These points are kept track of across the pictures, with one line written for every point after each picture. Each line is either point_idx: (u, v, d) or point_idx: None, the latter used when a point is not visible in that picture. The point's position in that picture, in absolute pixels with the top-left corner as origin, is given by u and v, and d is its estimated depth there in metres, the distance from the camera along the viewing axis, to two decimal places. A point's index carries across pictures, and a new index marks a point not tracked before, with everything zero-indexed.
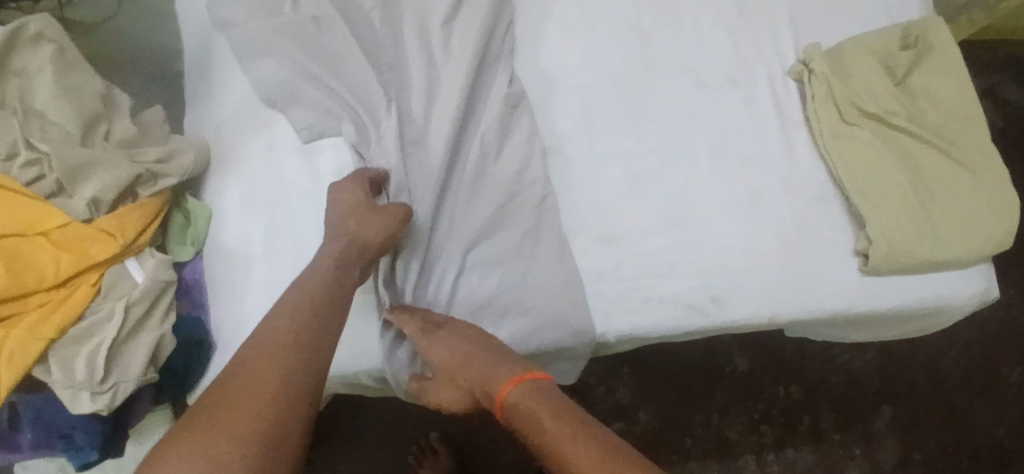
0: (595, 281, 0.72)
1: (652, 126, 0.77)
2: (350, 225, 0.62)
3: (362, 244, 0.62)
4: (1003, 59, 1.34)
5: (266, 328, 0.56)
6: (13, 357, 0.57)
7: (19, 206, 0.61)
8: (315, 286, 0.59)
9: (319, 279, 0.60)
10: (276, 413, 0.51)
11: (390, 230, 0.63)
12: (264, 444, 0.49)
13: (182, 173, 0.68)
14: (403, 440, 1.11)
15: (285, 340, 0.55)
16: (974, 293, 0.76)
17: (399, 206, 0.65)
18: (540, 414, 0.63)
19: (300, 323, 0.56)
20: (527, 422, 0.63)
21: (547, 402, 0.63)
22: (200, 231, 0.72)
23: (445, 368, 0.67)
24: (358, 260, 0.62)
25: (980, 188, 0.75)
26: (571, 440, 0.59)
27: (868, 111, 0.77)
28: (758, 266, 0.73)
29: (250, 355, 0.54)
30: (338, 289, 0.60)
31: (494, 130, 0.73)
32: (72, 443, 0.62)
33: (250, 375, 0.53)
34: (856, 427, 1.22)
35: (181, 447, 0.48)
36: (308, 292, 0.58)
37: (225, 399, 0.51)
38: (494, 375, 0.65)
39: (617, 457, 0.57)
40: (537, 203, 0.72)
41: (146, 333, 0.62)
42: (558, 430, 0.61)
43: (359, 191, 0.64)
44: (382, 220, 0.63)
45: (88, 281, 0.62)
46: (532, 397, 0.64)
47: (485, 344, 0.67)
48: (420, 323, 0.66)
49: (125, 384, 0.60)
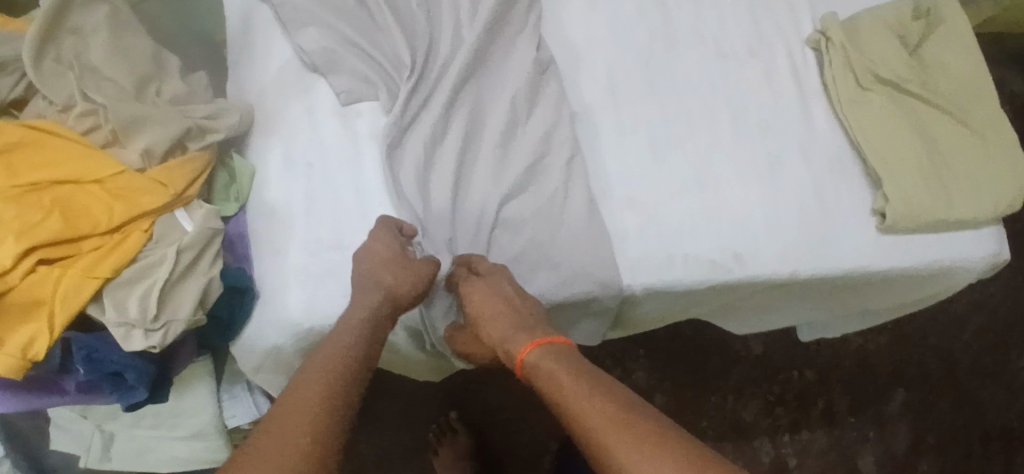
0: (622, 239, 0.73)
1: (673, 92, 0.79)
2: (382, 273, 0.65)
3: (395, 295, 0.64)
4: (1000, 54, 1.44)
5: (298, 381, 0.56)
6: (69, 296, 0.60)
7: (77, 153, 0.64)
8: (344, 341, 0.60)
9: (349, 334, 0.61)
10: (314, 463, 0.50)
11: (419, 290, 0.66)
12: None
13: (227, 131, 0.70)
14: (422, 419, 1.23)
15: (319, 390, 0.55)
16: (985, 256, 0.79)
17: (430, 262, 0.67)
18: (559, 375, 0.62)
19: (332, 374, 0.57)
20: (545, 380, 0.63)
21: (567, 364, 0.63)
22: (243, 187, 0.73)
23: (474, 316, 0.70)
24: (388, 316, 0.64)
25: (992, 152, 0.77)
26: (586, 401, 0.58)
27: (883, 78, 0.79)
28: (779, 225, 0.75)
29: (285, 404, 0.54)
30: (365, 349, 0.61)
31: (524, 93, 0.74)
32: (121, 382, 0.64)
33: (286, 422, 0.52)
34: (870, 409, 1.33)
35: None
36: (338, 348, 0.60)
37: (262, 448, 0.50)
38: (515, 337, 0.67)
39: (633, 418, 0.56)
40: (566, 162, 0.74)
41: (195, 277, 0.64)
42: (574, 388, 0.60)
43: (389, 242, 0.66)
44: (414, 276, 0.66)
45: (140, 228, 0.65)
46: (552, 357, 0.64)
47: (518, 306, 0.68)
48: (463, 269, 0.70)
49: (175, 323, 0.62)
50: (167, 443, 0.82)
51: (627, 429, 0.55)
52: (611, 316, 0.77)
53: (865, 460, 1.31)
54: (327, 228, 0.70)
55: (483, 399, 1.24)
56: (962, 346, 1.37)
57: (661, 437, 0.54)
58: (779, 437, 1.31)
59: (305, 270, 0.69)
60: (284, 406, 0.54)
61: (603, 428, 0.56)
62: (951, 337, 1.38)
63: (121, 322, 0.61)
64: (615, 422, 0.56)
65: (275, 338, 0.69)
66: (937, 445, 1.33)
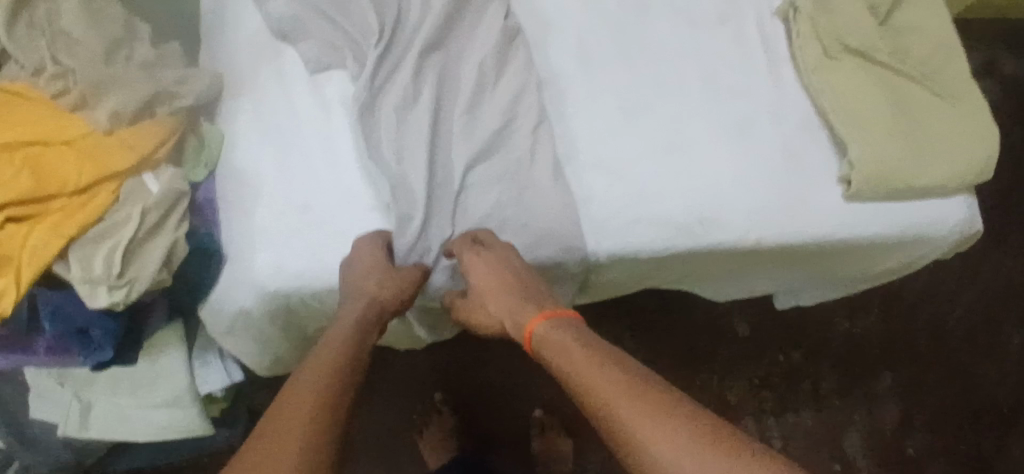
0: (587, 202, 0.74)
1: (643, 59, 0.79)
2: (366, 280, 0.67)
3: (383, 300, 0.67)
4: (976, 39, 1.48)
5: (302, 373, 0.58)
6: (36, 253, 0.61)
7: (45, 115, 0.65)
8: (337, 342, 0.63)
9: (342, 337, 0.63)
10: (315, 440, 0.51)
11: (406, 296, 0.69)
12: (317, 469, 0.49)
13: (196, 97, 0.71)
14: (409, 400, 1.25)
15: (317, 381, 0.57)
16: (956, 222, 0.79)
17: (417, 267, 0.71)
18: (569, 344, 0.63)
19: (330, 369, 0.59)
20: (553, 349, 0.63)
21: (575, 335, 0.64)
22: (212, 153, 0.74)
23: (480, 286, 0.71)
24: (376, 322, 0.67)
25: (959, 117, 0.78)
26: (596, 368, 0.59)
27: (853, 47, 0.78)
28: (746, 190, 0.76)
29: (291, 391, 0.56)
30: (357, 349, 0.63)
31: (491, 59, 0.75)
32: (89, 340, 0.65)
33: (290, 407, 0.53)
34: (858, 390, 1.33)
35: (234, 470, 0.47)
36: (333, 348, 0.62)
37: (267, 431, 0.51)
38: (523, 309, 0.68)
39: (643, 383, 0.57)
40: (532, 128, 0.75)
41: (162, 237, 0.66)
42: (583, 356, 0.61)
43: (374, 250, 0.69)
44: (402, 281, 0.69)
45: (108, 189, 0.66)
46: (562, 328, 0.65)
47: (526, 280, 0.70)
48: (468, 241, 0.72)
49: (140, 281, 0.63)
50: (143, 413, 0.82)
51: (638, 392, 0.56)
52: (579, 282, 0.77)
53: (851, 442, 1.31)
54: (296, 189, 0.71)
55: (468, 381, 1.27)
56: (950, 327, 1.37)
57: (673, 399, 0.55)
58: (764, 419, 1.31)
59: (275, 231, 0.70)
60: (289, 393, 0.55)
61: (615, 391, 0.56)
62: (940, 317, 1.37)
63: (84, 279, 0.62)
64: (627, 387, 0.56)
65: (243, 299, 0.71)
66: (925, 426, 1.33)
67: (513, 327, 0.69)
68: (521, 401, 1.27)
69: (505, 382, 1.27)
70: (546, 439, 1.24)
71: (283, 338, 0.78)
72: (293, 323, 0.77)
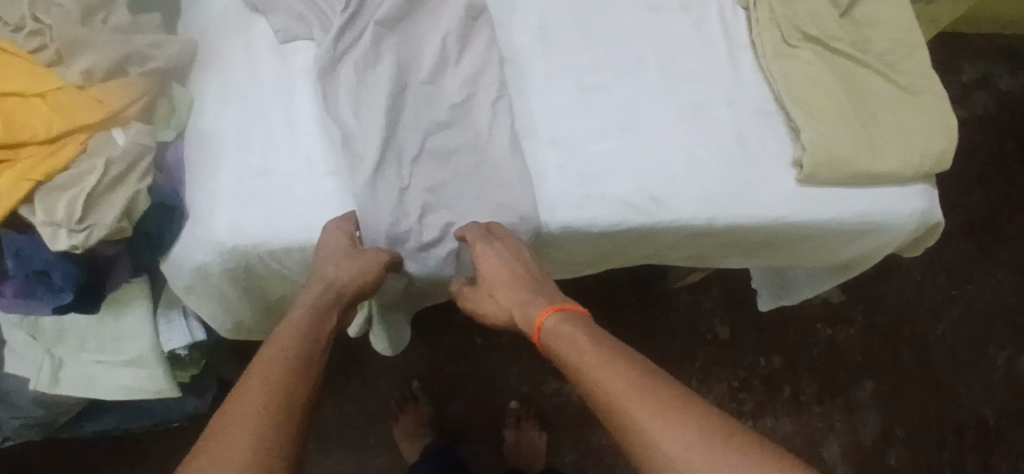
0: (541, 177, 0.76)
1: (603, 42, 0.82)
2: (326, 268, 0.69)
3: (338, 286, 0.69)
4: (956, 50, 1.50)
5: (271, 351, 0.62)
6: (3, 195, 0.64)
7: (22, 69, 0.68)
8: (295, 324, 0.65)
9: (297, 319, 0.66)
10: (274, 419, 0.54)
11: (368, 276, 0.70)
12: (272, 447, 0.52)
13: (168, 61, 0.75)
14: (386, 390, 1.27)
15: (280, 361, 0.60)
16: (914, 211, 0.79)
17: (383, 251, 0.72)
18: (580, 337, 0.66)
19: (293, 349, 0.62)
20: (565, 341, 0.67)
21: (582, 329, 0.67)
22: (182, 118, 0.76)
23: (492, 277, 0.73)
24: (332, 304, 0.69)
25: (918, 107, 0.79)
26: (608, 362, 0.62)
27: (810, 35, 0.80)
28: (698, 172, 0.77)
29: (262, 368, 0.59)
30: (315, 330, 0.66)
31: (455, 35, 0.78)
32: (50, 284, 0.68)
33: (256, 385, 0.57)
34: (839, 397, 1.32)
35: (214, 448, 0.51)
36: (292, 328, 0.65)
37: (234, 410, 0.55)
38: (534, 301, 0.71)
39: (652, 378, 0.60)
40: (492, 102, 0.77)
41: (124, 189, 0.67)
42: (595, 350, 0.64)
43: (339, 235, 0.71)
44: (363, 263, 0.70)
45: (77, 141, 0.68)
46: (572, 322, 0.68)
47: (535, 273, 0.74)
48: (481, 231, 0.73)
49: (99, 227, 0.66)
50: (110, 371, 0.85)
51: (649, 386, 0.59)
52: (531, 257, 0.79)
53: (831, 450, 1.29)
54: (258, 152, 0.74)
55: (446, 373, 1.29)
56: (936, 338, 1.36)
57: (682, 394, 0.59)
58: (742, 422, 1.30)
59: (235, 192, 0.73)
60: (257, 371, 0.59)
61: (629, 385, 0.60)
62: (925, 328, 1.36)
63: (48, 222, 0.65)
64: (640, 381, 0.60)
65: (200, 255, 0.73)
66: (906, 437, 1.31)
67: (522, 319, 0.72)
68: (497, 395, 1.28)
69: (483, 375, 1.29)
70: (521, 433, 1.24)
71: (244, 301, 0.80)
72: (255, 286, 0.80)
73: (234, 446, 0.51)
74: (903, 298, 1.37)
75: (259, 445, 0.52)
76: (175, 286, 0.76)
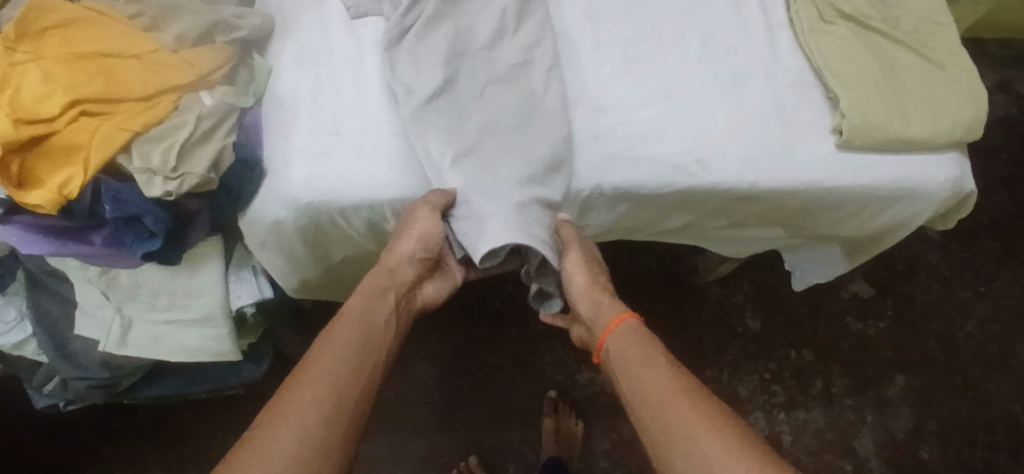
0: (591, 139, 0.81)
1: (649, 20, 0.87)
2: (390, 248, 0.76)
3: (397, 260, 0.75)
4: (974, 54, 1.56)
5: (337, 334, 0.68)
6: (104, 143, 0.69)
7: (122, 33, 0.75)
8: (357, 303, 0.72)
9: (360, 299, 0.72)
10: (331, 402, 0.61)
11: (418, 234, 0.74)
12: (323, 427, 0.60)
13: (250, 31, 0.81)
14: (422, 379, 1.27)
15: (342, 345, 0.67)
16: (947, 179, 0.82)
17: (428, 201, 0.75)
18: (643, 346, 0.73)
19: (356, 333, 0.69)
20: (627, 349, 0.74)
21: (646, 340, 0.74)
22: (261, 85, 0.82)
23: (597, 267, 0.83)
24: (392, 281, 0.75)
25: (948, 79, 0.84)
26: (658, 368, 0.70)
27: (844, 12, 0.86)
28: (738, 137, 0.81)
29: (323, 351, 0.66)
30: (373, 310, 0.72)
31: (513, 8, 0.83)
32: (139, 229, 0.73)
33: (316, 367, 0.64)
34: (870, 392, 1.34)
35: (273, 423, 0.59)
36: (353, 308, 0.71)
37: (296, 388, 0.62)
38: (613, 304, 0.80)
39: (695, 392, 0.67)
40: (547, 71, 0.82)
41: (212, 143, 0.73)
42: (653, 357, 0.72)
43: (415, 206, 0.75)
44: (414, 224, 0.74)
45: (170, 99, 0.74)
46: (637, 335, 0.75)
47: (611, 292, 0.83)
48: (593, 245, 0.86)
49: (191, 176, 0.70)
50: (179, 331, 0.87)
51: (689, 399, 0.67)
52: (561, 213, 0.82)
53: (863, 443, 1.31)
54: (331, 114, 0.80)
55: (481, 360, 1.28)
56: (965, 334, 1.38)
57: (718, 410, 0.65)
58: (774, 414, 1.32)
59: (309, 150, 0.78)
60: (320, 353, 0.66)
61: (673, 394, 0.67)
62: (954, 324, 1.38)
63: (144, 169, 0.70)
64: (682, 393, 0.67)
65: (277, 210, 0.78)
66: (939, 432, 1.32)
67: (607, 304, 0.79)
68: (529, 381, 1.28)
69: (519, 362, 1.29)
70: (559, 420, 1.23)
71: (310, 257, 0.86)
72: (320, 244, 0.85)
73: (290, 424, 0.59)
74: (933, 293, 1.40)
75: (314, 425, 0.59)
76: (248, 239, 0.82)
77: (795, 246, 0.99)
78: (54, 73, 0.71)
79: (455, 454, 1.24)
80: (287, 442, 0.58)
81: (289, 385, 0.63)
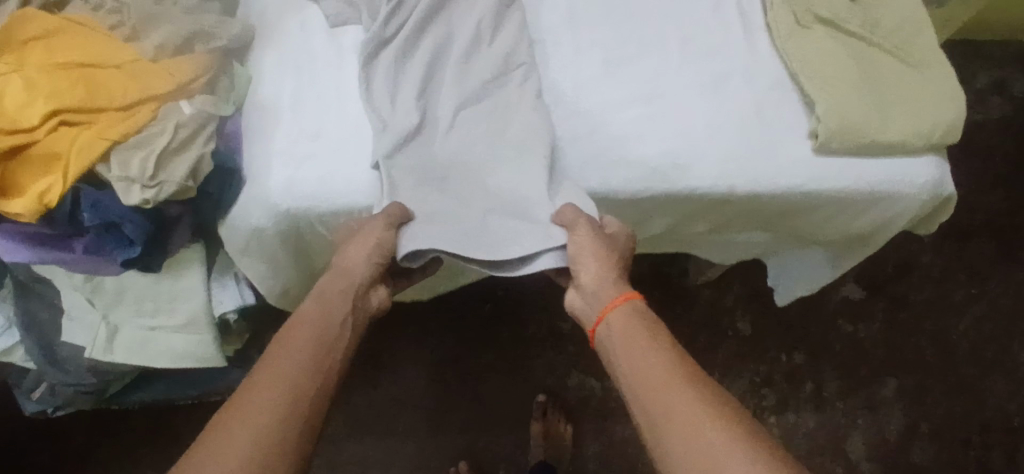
0: (568, 143, 0.82)
1: (627, 24, 0.88)
2: (344, 252, 0.75)
3: (350, 265, 0.74)
4: (966, 55, 1.56)
5: (293, 338, 0.67)
6: (83, 151, 0.70)
7: (102, 43, 0.76)
8: (313, 307, 0.71)
9: (317, 302, 0.71)
10: (285, 407, 0.60)
11: (370, 243, 0.73)
12: (276, 432, 0.58)
13: (230, 39, 0.82)
14: (412, 383, 1.27)
15: (298, 350, 0.66)
16: (926, 182, 0.82)
17: (382, 213, 0.74)
18: (630, 332, 0.69)
19: (311, 337, 0.68)
20: (613, 338, 0.70)
21: (636, 327, 0.70)
22: (241, 93, 0.82)
23: (618, 248, 0.75)
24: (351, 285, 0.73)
25: (926, 82, 0.84)
26: (641, 356, 0.67)
27: (822, 16, 0.87)
28: (714, 140, 0.82)
29: (279, 354, 0.65)
30: (330, 313, 0.71)
31: (489, 18, 0.85)
32: (120, 236, 0.75)
33: (271, 372, 0.63)
34: (862, 394, 1.33)
35: (226, 428, 0.58)
36: (308, 311, 0.70)
37: (249, 393, 0.61)
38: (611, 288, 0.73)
39: (680, 382, 0.63)
40: (523, 78, 0.83)
41: (190, 152, 0.73)
42: (637, 343, 0.68)
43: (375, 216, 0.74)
44: (367, 236, 0.73)
45: (149, 107, 0.75)
46: (630, 320, 0.71)
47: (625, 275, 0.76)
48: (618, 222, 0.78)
49: (168, 184, 0.71)
50: (163, 337, 0.88)
51: (675, 390, 0.63)
52: None
53: (855, 445, 1.30)
54: (308, 119, 0.80)
55: (469, 365, 1.28)
56: (958, 335, 1.38)
57: (704, 402, 0.61)
58: (765, 416, 1.31)
59: (287, 156, 0.79)
60: (274, 358, 0.65)
61: (660, 383, 0.64)
62: (947, 325, 1.38)
63: (123, 178, 0.71)
64: (668, 383, 0.64)
65: (257, 218, 0.79)
66: (932, 434, 1.31)
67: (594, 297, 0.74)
68: (519, 384, 1.28)
69: (508, 363, 1.29)
70: (547, 422, 1.23)
71: (292, 262, 0.87)
72: (301, 248, 0.85)
73: (241, 430, 0.58)
74: (925, 294, 1.39)
75: (266, 431, 0.58)
76: (230, 250, 0.83)
77: (776, 251, 0.99)
78: (36, 83, 0.72)
79: (446, 458, 1.24)
80: (239, 448, 0.56)
81: (244, 391, 0.61)
